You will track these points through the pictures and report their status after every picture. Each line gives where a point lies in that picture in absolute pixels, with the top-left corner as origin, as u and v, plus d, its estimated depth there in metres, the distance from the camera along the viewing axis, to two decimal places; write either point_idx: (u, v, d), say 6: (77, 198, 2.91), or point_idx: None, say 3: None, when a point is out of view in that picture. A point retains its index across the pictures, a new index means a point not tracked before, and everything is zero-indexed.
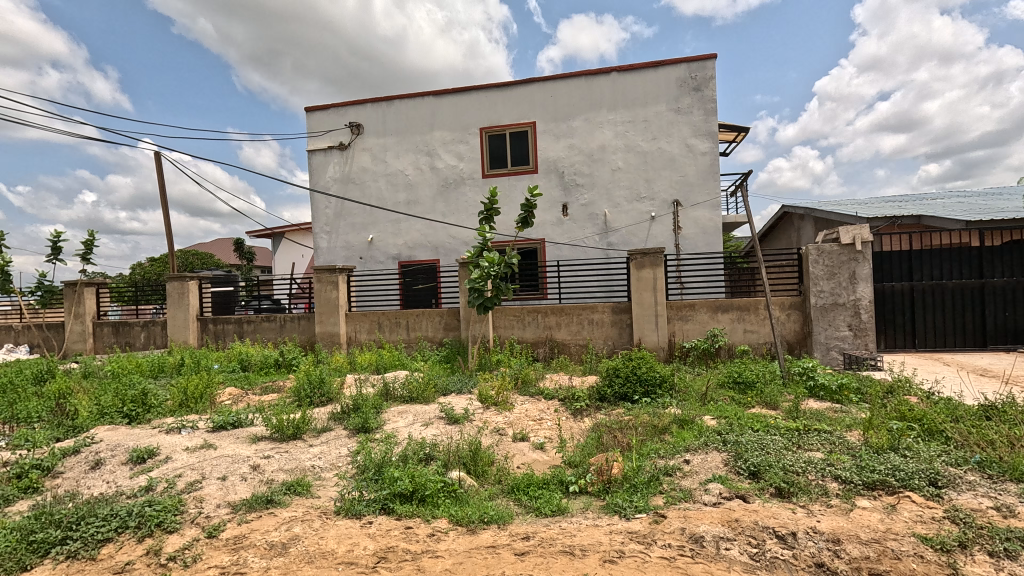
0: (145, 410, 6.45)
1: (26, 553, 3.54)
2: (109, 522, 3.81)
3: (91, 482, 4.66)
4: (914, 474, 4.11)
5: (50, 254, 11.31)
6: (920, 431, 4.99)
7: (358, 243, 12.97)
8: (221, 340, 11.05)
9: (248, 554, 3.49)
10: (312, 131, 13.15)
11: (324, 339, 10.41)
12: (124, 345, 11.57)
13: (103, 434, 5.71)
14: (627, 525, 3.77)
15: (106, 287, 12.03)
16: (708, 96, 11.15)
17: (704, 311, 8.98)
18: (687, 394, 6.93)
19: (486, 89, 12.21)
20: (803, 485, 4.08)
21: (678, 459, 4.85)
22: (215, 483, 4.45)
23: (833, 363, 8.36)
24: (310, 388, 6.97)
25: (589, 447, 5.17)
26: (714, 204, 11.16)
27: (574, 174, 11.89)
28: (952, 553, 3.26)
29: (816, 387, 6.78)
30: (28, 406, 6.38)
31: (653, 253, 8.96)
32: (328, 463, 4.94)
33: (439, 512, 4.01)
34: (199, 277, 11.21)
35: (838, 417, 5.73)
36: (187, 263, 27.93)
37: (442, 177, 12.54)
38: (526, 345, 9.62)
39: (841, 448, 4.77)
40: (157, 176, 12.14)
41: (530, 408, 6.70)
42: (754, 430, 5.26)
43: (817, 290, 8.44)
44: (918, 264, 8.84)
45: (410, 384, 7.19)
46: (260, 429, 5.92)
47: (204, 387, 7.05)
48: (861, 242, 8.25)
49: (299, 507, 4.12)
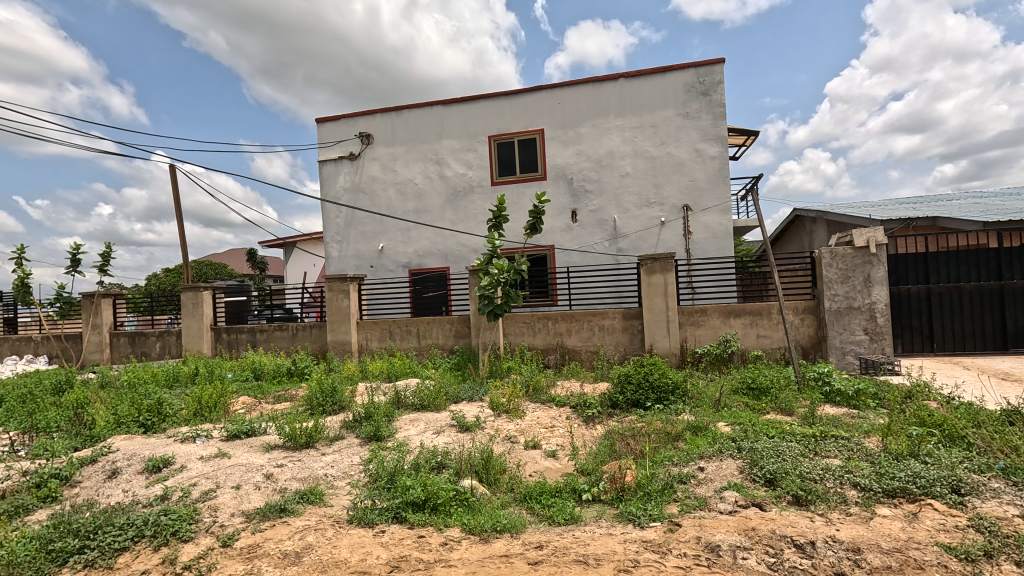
0: (160, 419, 6.53)
1: (45, 561, 3.58)
2: (126, 531, 3.85)
3: (109, 491, 4.70)
4: (936, 482, 4.02)
5: (69, 266, 11.51)
6: (941, 438, 4.88)
7: (369, 252, 13.08)
8: (235, 350, 11.16)
9: (262, 563, 3.49)
10: (323, 142, 13.30)
11: (335, 348, 10.48)
12: (140, 355, 11.73)
13: (120, 444, 5.80)
14: (641, 533, 3.73)
15: (123, 297, 12.21)
16: (716, 100, 11.12)
17: (716, 316, 8.91)
18: (701, 400, 6.88)
19: (494, 98, 12.28)
20: (821, 493, 4.00)
21: (692, 466, 4.80)
22: (229, 492, 4.49)
23: (849, 368, 8.24)
24: (323, 397, 7.01)
25: (602, 454, 5.12)
26: (724, 208, 11.10)
27: (583, 180, 11.89)
28: (977, 562, 3.18)
29: (832, 392, 6.70)
30: (48, 417, 6.49)
31: (663, 258, 8.90)
32: (341, 472, 4.95)
33: (451, 520, 3.99)
34: (213, 286, 11.34)
35: (855, 422, 5.65)
36: (200, 273, 28.71)
37: (451, 185, 12.61)
38: (537, 352, 9.61)
39: (860, 454, 4.68)
40: (172, 188, 12.34)
41: (542, 416, 6.66)
42: (770, 437, 5.19)
43: (832, 294, 8.32)
44: (935, 267, 8.74)
45: (421, 393, 7.19)
46: (274, 438, 5.96)
47: (218, 396, 7.12)
48: (875, 244, 8.15)
49: (312, 516, 4.12)
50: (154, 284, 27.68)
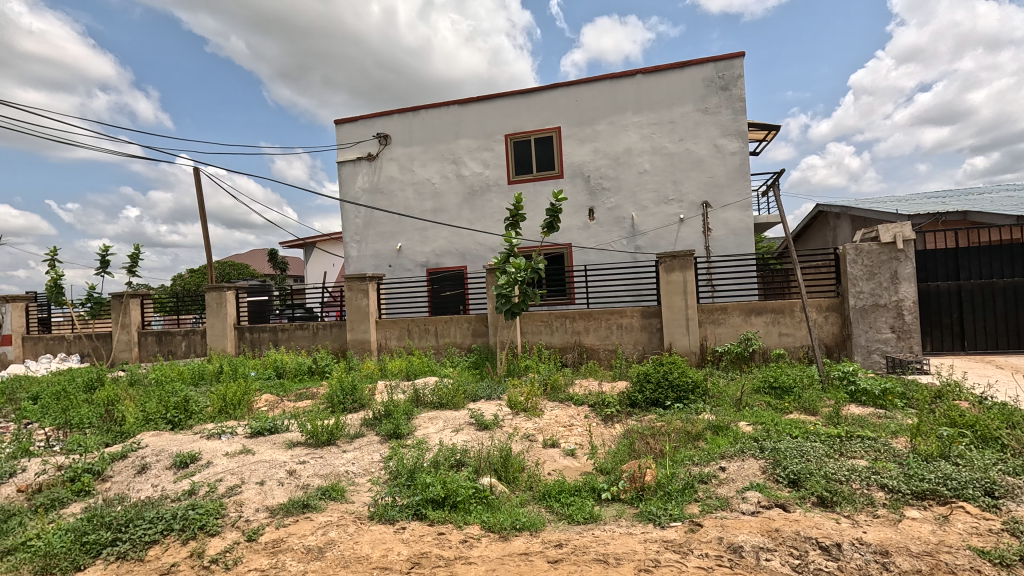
0: (186, 416, 6.70)
1: (80, 553, 3.71)
2: (155, 525, 3.96)
3: (139, 486, 4.84)
4: (968, 484, 3.91)
5: (99, 267, 11.86)
6: (973, 439, 4.73)
7: (387, 251, 13.21)
8: (257, 348, 11.37)
9: (286, 557, 3.56)
10: (341, 143, 13.46)
11: (355, 346, 10.61)
12: (167, 354, 12.03)
13: (148, 440, 5.96)
14: (661, 533, 3.71)
15: (150, 298, 12.53)
16: (736, 94, 10.94)
17: (737, 314, 8.78)
18: (721, 399, 6.80)
19: (510, 96, 12.28)
20: (847, 494, 3.92)
21: (713, 466, 4.75)
22: (254, 487, 4.58)
23: (875, 368, 8.04)
24: (343, 395, 7.11)
25: (621, 453, 5.08)
26: (745, 205, 10.93)
27: (600, 178, 11.82)
28: (1013, 568, 3.08)
29: (857, 392, 6.55)
30: (80, 413, 6.70)
31: (682, 256, 8.81)
32: (362, 469, 5.02)
33: (470, 518, 4.01)
34: (236, 287, 11.57)
35: (882, 423, 5.51)
36: (224, 274, 29.32)
37: (468, 184, 12.65)
38: (555, 351, 9.58)
39: (887, 455, 4.57)
40: (196, 191, 12.64)
41: (560, 414, 6.65)
42: (793, 437, 5.10)
43: (857, 291, 8.13)
44: (965, 263, 8.49)
45: (440, 391, 7.24)
46: (296, 435, 6.06)
47: (242, 394, 7.25)
48: (902, 240, 7.93)
49: (334, 512, 4.18)
50: (180, 284, 28.36)
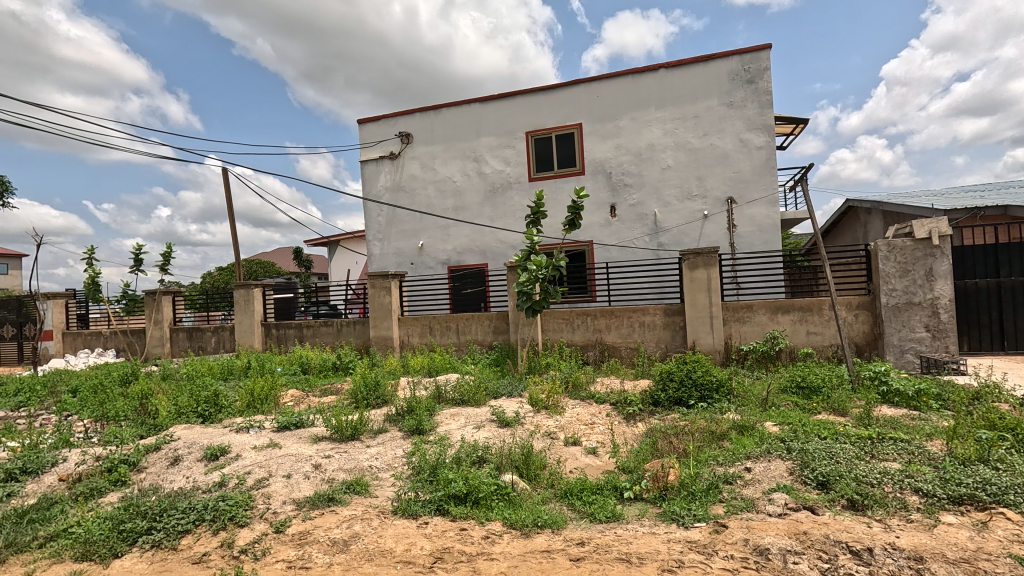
0: (216, 410, 6.89)
1: (117, 541, 3.84)
2: (188, 515, 4.08)
3: (172, 477, 5.00)
4: (1008, 489, 3.76)
5: (133, 265, 12.26)
6: (1014, 442, 4.54)
7: (409, 249, 13.33)
8: (283, 344, 11.62)
9: (313, 549, 3.64)
10: (364, 142, 13.62)
11: (378, 343, 10.74)
12: (197, 349, 12.38)
13: (180, 432, 6.14)
14: (685, 533, 3.66)
15: (181, 295, 12.91)
16: (762, 87, 10.69)
17: (763, 312, 8.60)
18: (747, 399, 6.67)
19: (531, 93, 12.24)
20: (879, 498, 3.81)
21: (738, 466, 4.66)
22: (281, 480, 4.69)
23: (908, 368, 7.79)
24: (367, 390, 7.21)
25: (643, 452, 5.04)
26: (771, 200, 10.69)
27: (622, 174, 11.70)
28: None
29: (889, 392, 6.36)
30: (116, 406, 6.94)
31: (707, 253, 8.67)
32: (385, 464, 5.09)
33: (493, 514, 4.03)
34: (263, 284, 11.83)
35: (916, 424, 5.34)
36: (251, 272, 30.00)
37: (490, 181, 12.67)
38: (576, 349, 9.54)
39: (921, 459, 4.42)
40: (225, 191, 12.96)
41: (581, 412, 6.62)
42: (821, 438, 4.97)
43: (889, 289, 7.88)
44: (1006, 259, 8.16)
45: (461, 388, 7.28)
46: (320, 430, 6.17)
47: (268, 389, 7.42)
48: (938, 236, 7.66)
49: (358, 506, 4.25)
50: (209, 282, 29.11)
